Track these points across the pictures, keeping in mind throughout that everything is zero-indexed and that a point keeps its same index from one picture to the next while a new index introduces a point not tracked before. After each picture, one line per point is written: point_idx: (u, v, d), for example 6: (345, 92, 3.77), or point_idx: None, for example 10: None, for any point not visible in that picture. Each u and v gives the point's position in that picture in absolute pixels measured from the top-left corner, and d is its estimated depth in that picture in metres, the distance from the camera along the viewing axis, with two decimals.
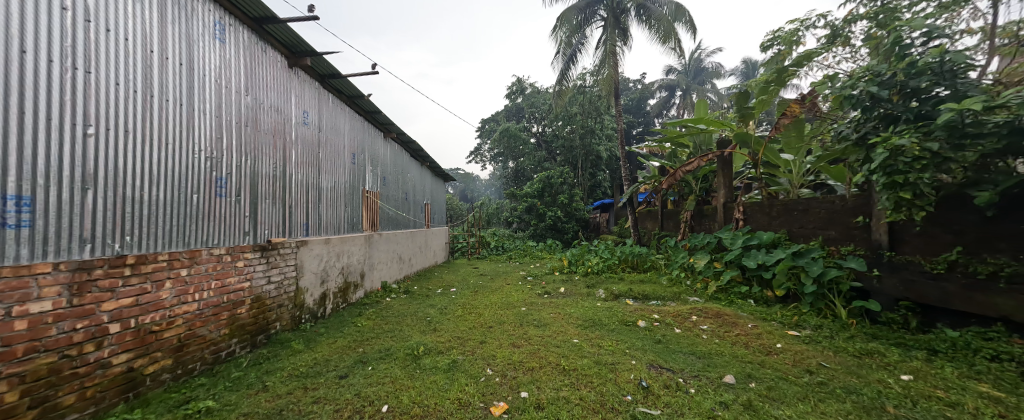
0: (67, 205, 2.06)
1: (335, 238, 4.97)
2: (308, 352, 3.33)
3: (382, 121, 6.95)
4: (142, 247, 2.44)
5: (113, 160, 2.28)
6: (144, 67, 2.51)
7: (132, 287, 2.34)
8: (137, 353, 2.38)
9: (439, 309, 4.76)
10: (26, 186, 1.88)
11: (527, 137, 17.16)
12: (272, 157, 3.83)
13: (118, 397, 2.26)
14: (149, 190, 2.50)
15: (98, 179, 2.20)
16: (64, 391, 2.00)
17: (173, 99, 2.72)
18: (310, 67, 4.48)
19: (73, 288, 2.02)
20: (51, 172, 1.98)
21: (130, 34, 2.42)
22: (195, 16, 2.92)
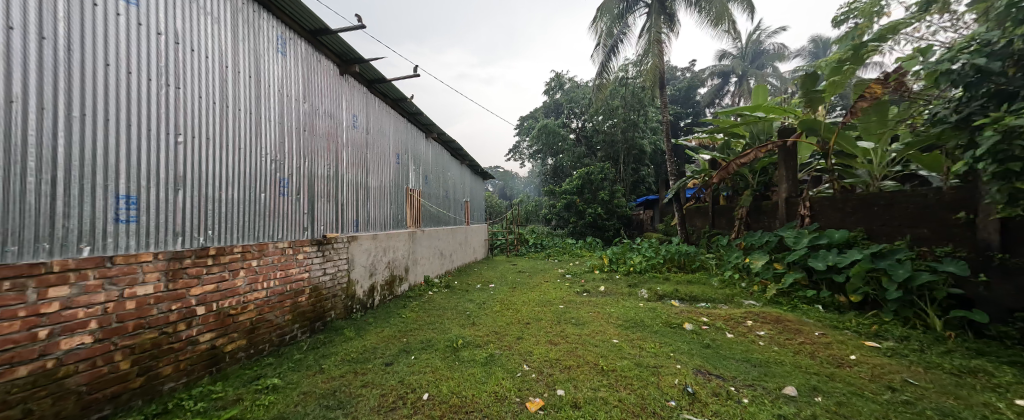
0: (164, 204, 2.31)
1: (383, 234, 5.21)
2: (359, 339, 3.51)
3: (424, 121, 7.18)
4: (222, 240, 2.70)
5: (196, 166, 2.53)
6: (221, 81, 2.75)
7: (214, 274, 2.60)
8: (219, 332, 2.63)
9: (478, 304, 4.83)
10: (132, 190, 2.13)
11: (566, 133, 16.89)
12: (326, 159, 4.08)
13: (204, 370, 2.52)
14: (225, 191, 2.75)
15: (185, 181, 2.44)
16: (162, 363, 2.26)
17: (245, 108, 2.97)
18: (358, 74, 4.72)
19: (168, 274, 2.28)
20: (153, 177, 2.24)
21: (209, 51, 2.67)
22: (260, 32, 3.17)
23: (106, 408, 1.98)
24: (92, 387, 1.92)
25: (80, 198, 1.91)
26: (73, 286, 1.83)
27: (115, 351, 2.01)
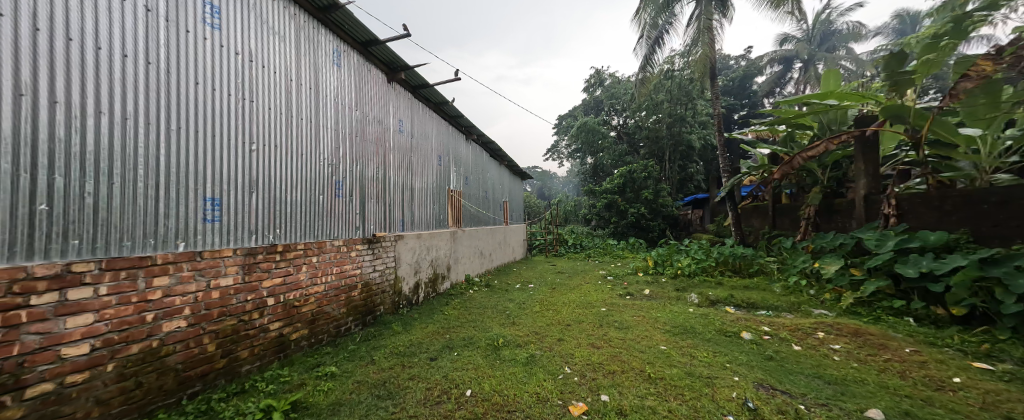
0: (241, 205, 2.58)
1: (427, 233, 5.38)
2: (405, 333, 3.64)
3: (464, 123, 7.31)
4: (288, 238, 2.95)
5: (266, 171, 2.78)
6: (286, 93, 3.00)
7: (281, 269, 2.84)
8: (286, 322, 2.87)
9: (518, 304, 4.81)
10: (215, 193, 2.40)
11: (606, 130, 16.43)
12: (376, 162, 4.30)
13: (273, 356, 2.76)
14: (291, 194, 3.00)
15: (257, 184, 2.70)
16: (240, 347, 2.51)
17: (307, 117, 3.21)
18: (403, 80, 4.90)
19: (245, 268, 2.53)
20: (231, 182, 2.50)
21: (275, 66, 2.92)
22: (319, 46, 3.40)
23: (197, 385, 2.24)
24: (186, 365, 2.18)
25: (177, 201, 2.18)
26: (172, 276, 2.11)
27: (202, 335, 2.27)
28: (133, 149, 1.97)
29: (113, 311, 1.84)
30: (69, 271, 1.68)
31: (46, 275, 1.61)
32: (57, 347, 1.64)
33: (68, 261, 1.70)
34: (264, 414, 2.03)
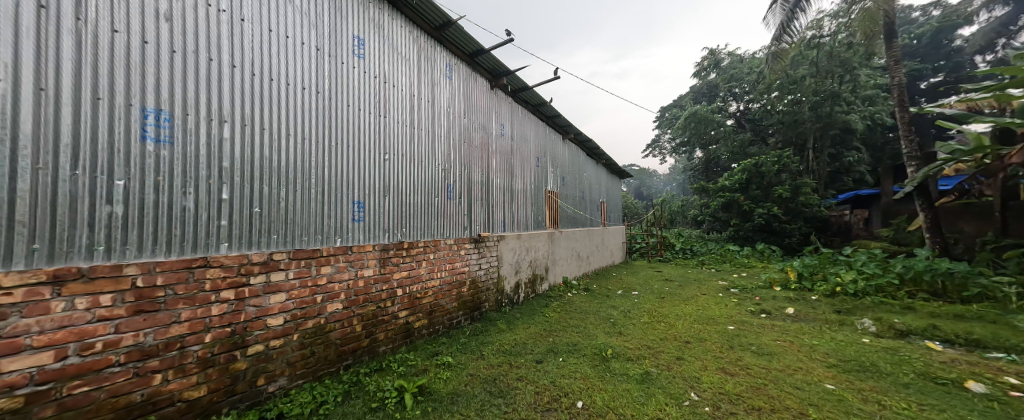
0: (379, 207, 3.04)
1: (527, 234, 5.51)
2: (509, 332, 3.72)
3: (562, 123, 7.21)
4: (412, 236, 3.40)
5: (396, 176, 3.24)
6: (411, 108, 3.45)
7: (408, 263, 3.29)
8: (411, 311, 3.32)
9: (623, 312, 4.48)
10: (362, 197, 2.88)
11: (723, 119, 14.44)
12: (482, 165, 4.61)
13: (403, 340, 3.21)
14: (413, 196, 3.44)
15: (391, 189, 3.16)
16: (378, 330, 2.98)
17: (426, 127, 3.64)
18: (506, 86, 5.06)
19: (382, 262, 3.00)
20: (373, 187, 2.97)
21: (403, 85, 3.37)
22: (436, 63, 3.82)
23: (349, 359, 2.72)
24: (342, 341, 2.67)
25: (337, 204, 2.67)
26: (333, 265, 2.60)
27: (352, 316, 2.75)
28: (309, 161, 2.48)
29: (297, 292, 2.36)
30: (270, 259, 2.21)
31: (257, 261, 2.14)
32: (264, 317, 2.18)
33: (269, 249, 2.22)
34: (396, 394, 2.29)
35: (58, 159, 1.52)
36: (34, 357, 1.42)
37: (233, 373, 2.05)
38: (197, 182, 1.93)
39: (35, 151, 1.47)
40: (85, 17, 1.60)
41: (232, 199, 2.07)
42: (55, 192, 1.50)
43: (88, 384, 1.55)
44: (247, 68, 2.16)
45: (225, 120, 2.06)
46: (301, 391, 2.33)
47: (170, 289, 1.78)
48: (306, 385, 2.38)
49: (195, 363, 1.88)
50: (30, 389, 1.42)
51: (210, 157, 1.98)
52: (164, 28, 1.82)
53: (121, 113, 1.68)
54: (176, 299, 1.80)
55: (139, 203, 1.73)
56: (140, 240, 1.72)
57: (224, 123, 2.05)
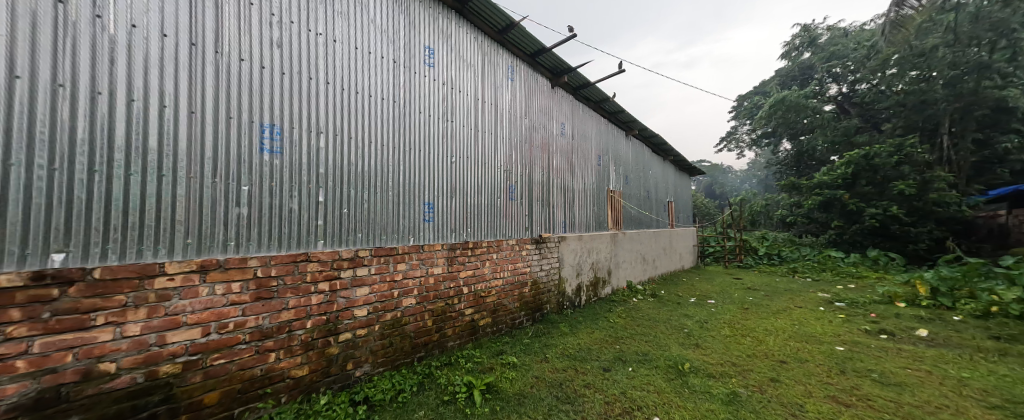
0: (445, 208, 3.38)
1: (588, 236, 5.48)
2: (572, 336, 3.63)
3: (626, 119, 6.92)
4: (476, 236, 3.67)
5: (460, 177, 3.56)
6: (474, 112, 3.76)
7: (472, 262, 3.58)
8: (475, 308, 3.59)
9: (699, 322, 4.07)
10: (430, 198, 3.23)
11: (822, 104, 12.59)
12: (542, 166, 4.71)
13: (468, 337, 3.52)
14: (476, 198, 3.71)
15: (455, 191, 3.49)
16: (446, 326, 3.31)
17: (488, 130, 3.91)
18: (566, 83, 5.12)
19: (449, 259, 3.34)
20: (439, 189, 3.33)
21: (467, 91, 3.70)
22: (497, 67, 4.10)
23: (422, 351, 3.09)
24: (416, 334, 3.05)
25: (408, 204, 3.05)
26: (405, 262, 2.97)
27: (424, 311, 3.12)
28: (384, 165, 2.88)
29: (377, 287, 2.76)
30: (356, 256, 2.63)
31: (345, 257, 2.56)
32: (352, 308, 2.60)
33: (353, 247, 2.63)
34: (466, 389, 2.43)
35: (204, 169, 1.98)
36: (188, 332, 1.87)
37: (327, 357, 2.48)
38: (301, 187, 2.37)
39: (189, 163, 1.93)
40: (222, 50, 2.07)
41: (324, 200, 2.49)
42: (202, 196, 1.97)
43: (225, 356, 2.02)
44: (340, 85, 2.60)
45: (321, 132, 2.49)
46: (382, 377, 2.73)
47: (280, 281, 2.24)
48: (386, 372, 2.78)
49: (299, 346, 2.34)
50: (188, 357, 1.89)
51: (309, 162, 2.41)
52: (276, 55, 2.28)
53: (247, 128, 2.15)
54: (286, 288, 2.27)
55: (257, 205, 2.18)
56: (259, 235, 2.17)
57: (320, 135, 2.48)
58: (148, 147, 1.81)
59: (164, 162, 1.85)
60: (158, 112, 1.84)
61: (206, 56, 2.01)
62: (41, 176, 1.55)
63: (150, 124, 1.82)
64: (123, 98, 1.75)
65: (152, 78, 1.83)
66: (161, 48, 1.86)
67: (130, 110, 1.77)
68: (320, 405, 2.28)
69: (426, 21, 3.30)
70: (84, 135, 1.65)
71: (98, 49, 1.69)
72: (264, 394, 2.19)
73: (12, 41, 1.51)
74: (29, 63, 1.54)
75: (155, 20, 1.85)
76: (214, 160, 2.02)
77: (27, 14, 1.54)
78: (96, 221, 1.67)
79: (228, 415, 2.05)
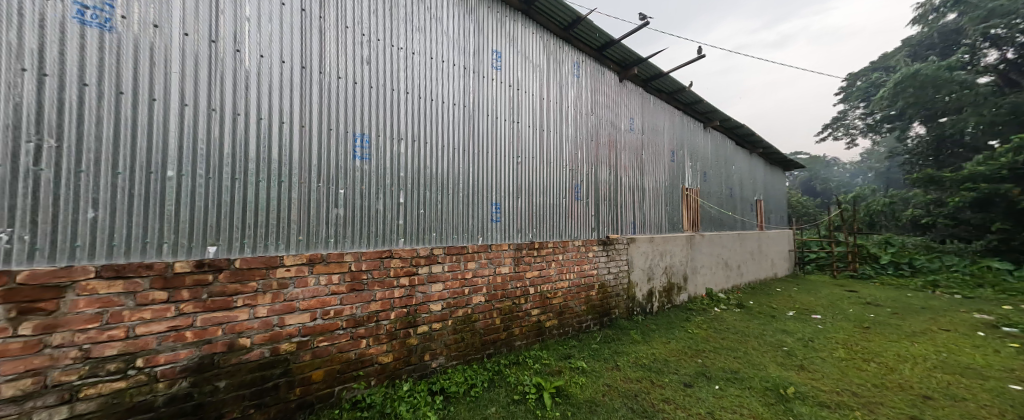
0: (512, 208, 3.42)
1: (659, 238, 5.16)
2: (644, 345, 3.57)
3: (704, 109, 6.43)
4: (542, 237, 3.64)
5: (527, 177, 3.57)
6: (540, 110, 3.75)
7: (539, 263, 3.55)
8: (542, 309, 3.55)
9: (802, 342, 3.61)
10: (498, 198, 3.30)
11: (971, 76, 10.32)
12: (609, 164, 4.52)
13: (535, 337, 3.50)
14: (542, 198, 3.69)
15: (522, 191, 3.51)
16: (513, 325, 3.32)
17: (554, 128, 3.88)
18: (637, 75, 4.93)
19: (517, 260, 3.36)
20: (506, 190, 3.38)
21: (533, 90, 3.70)
22: (563, 64, 4.05)
23: (491, 349, 3.15)
24: (485, 331, 3.12)
25: (478, 205, 3.14)
26: (476, 261, 3.06)
27: (493, 309, 3.17)
28: (456, 167, 3.02)
29: (451, 283, 2.90)
30: (431, 253, 2.78)
31: (422, 254, 2.73)
32: (428, 302, 2.76)
33: (429, 245, 2.79)
34: (537, 390, 2.48)
35: (311, 176, 2.25)
36: (301, 316, 2.17)
37: (408, 347, 2.66)
38: (386, 189, 2.58)
39: (300, 170, 2.21)
40: (326, 70, 2.33)
41: (405, 202, 2.68)
42: (309, 198, 2.24)
43: (327, 339, 2.28)
44: (416, 93, 2.80)
45: (402, 138, 2.69)
46: (455, 370, 2.83)
47: (369, 274, 2.46)
48: (458, 366, 2.89)
49: (385, 335, 2.54)
50: (300, 338, 2.17)
51: (391, 167, 2.62)
52: (365, 69, 2.52)
53: (342, 138, 2.39)
54: (374, 281, 2.48)
55: (351, 206, 2.41)
56: (353, 235, 2.41)
57: (401, 141, 2.68)
58: (270, 157, 2.11)
59: (281, 170, 2.15)
60: (279, 128, 2.15)
61: (312, 76, 2.28)
62: (201, 184, 1.89)
63: (274, 137, 2.13)
64: (255, 118, 2.07)
65: (275, 99, 2.14)
66: (280, 72, 2.16)
67: (258, 127, 2.08)
68: (404, 390, 2.45)
69: (493, 25, 3.38)
70: (229, 149, 1.98)
71: (238, 79, 2.02)
72: (358, 376, 2.42)
73: (183, 78, 1.86)
74: (193, 94, 1.89)
75: (275, 49, 2.15)
76: (317, 167, 2.28)
77: (190, 55, 1.88)
78: (235, 220, 1.99)
79: (330, 392, 2.30)
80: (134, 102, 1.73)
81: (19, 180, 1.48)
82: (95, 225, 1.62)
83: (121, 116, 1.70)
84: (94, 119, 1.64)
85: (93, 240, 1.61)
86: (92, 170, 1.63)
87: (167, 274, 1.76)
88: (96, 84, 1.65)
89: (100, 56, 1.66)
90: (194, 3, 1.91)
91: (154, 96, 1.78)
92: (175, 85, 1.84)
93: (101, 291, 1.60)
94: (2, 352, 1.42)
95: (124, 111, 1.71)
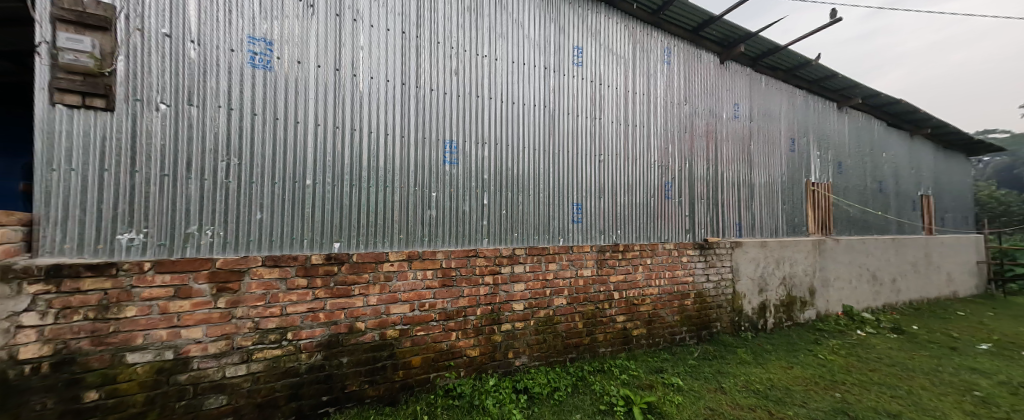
0: (594, 208, 3.33)
1: (774, 242, 4.44)
2: (758, 367, 3.24)
3: (835, 86, 5.41)
4: (628, 239, 3.47)
5: (610, 176, 3.45)
6: (624, 103, 3.59)
7: (623, 267, 3.39)
8: (628, 317, 3.38)
9: (1000, 384, 3.00)
10: (578, 199, 3.26)
11: None
12: (706, 158, 4.08)
13: (621, 346, 3.34)
14: (628, 198, 3.52)
15: (604, 190, 3.40)
16: (597, 330, 3.23)
17: (640, 122, 3.67)
18: (742, 54, 4.42)
19: (599, 263, 3.26)
20: (588, 189, 3.31)
21: (616, 84, 3.57)
22: (651, 51, 3.81)
23: (573, 353, 3.12)
24: (567, 334, 3.09)
25: (558, 206, 3.16)
26: (557, 263, 3.08)
27: (575, 313, 3.14)
28: (537, 168, 3.09)
29: (532, 284, 2.96)
30: (513, 253, 2.89)
31: (504, 254, 2.86)
32: (511, 301, 2.87)
33: (511, 245, 2.91)
34: (625, 403, 2.42)
35: (408, 181, 2.56)
36: (403, 306, 2.48)
37: (493, 343, 2.80)
38: (471, 191, 2.78)
39: (400, 176, 2.54)
40: (421, 85, 2.65)
41: (489, 204, 2.85)
42: (407, 200, 2.55)
43: (423, 329, 2.55)
44: (499, 98, 2.97)
45: (485, 143, 2.88)
46: (538, 370, 2.88)
47: (458, 271, 2.68)
48: (541, 367, 2.93)
49: (472, 329, 2.72)
50: (402, 326, 2.48)
51: (476, 169, 2.82)
52: (454, 80, 2.78)
53: (434, 145, 2.67)
54: (462, 278, 2.69)
55: (442, 207, 2.67)
56: (443, 235, 2.66)
57: (484, 145, 2.87)
58: (378, 166, 2.47)
59: (386, 176, 2.49)
60: (385, 140, 2.51)
61: (410, 92, 2.61)
62: (329, 190, 2.32)
63: (381, 147, 2.49)
64: (367, 132, 2.45)
65: (383, 115, 2.51)
66: (386, 91, 2.53)
67: (369, 140, 2.46)
68: (490, 385, 2.59)
69: (574, 22, 3.37)
70: (348, 160, 2.38)
71: (356, 101, 2.43)
72: (449, 366, 2.64)
73: (318, 103, 2.32)
74: (324, 116, 2.33)
75: (382, 72, 2.52)
76: (414, 172, 2.59)
77: (322, 83, 2.33)
78: (352, 220, 2.37)
79: (426, 378, 2.56)
80: (285, 125, 2.22)
81: (217, 189, 2.03)
82: (261, 224, 2.12)
83: (278, 137, 2.20)
84: (260, 141, 2.15)
85: (261, 236, 2.11)
86: (259, 181, 2.13)
87: (307, 264, 2.20)
88: (262, 114, 2.16)
89: (265, 93, 2.18)
90: (326, 42, 2.36)
91: (299, 119, 2.26)
92: (313, 110, 2.30)
93: (266, 276, 2.09)
94: (209, 319, 1.94)
95: (279, 133, 2.20)
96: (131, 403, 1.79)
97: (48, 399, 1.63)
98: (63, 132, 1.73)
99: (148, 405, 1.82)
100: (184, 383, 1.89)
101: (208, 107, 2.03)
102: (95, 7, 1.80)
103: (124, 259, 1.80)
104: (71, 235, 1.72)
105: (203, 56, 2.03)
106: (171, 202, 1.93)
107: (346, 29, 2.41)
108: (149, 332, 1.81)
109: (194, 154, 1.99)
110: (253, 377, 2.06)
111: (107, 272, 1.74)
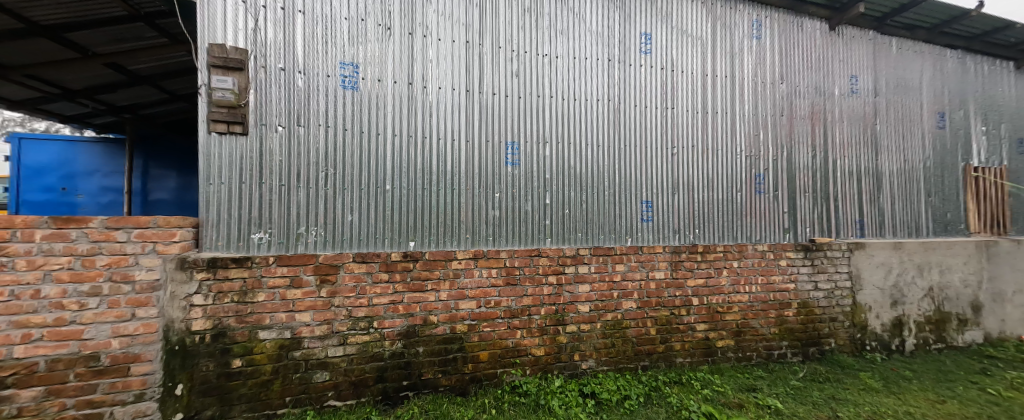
0: (667, 206, 3.08)
1: (914, 243, 3.56)
2: (890, 396, 2.64)
3: (1010, 39, 4.13)
4: (709, 239, 3.13)
5: (686, 170, 3.15)
6: (702, 89, 3.25)
7: (703, 270, 3.06)
8: (710, 325, 3.04)
9: None
10: (648, 196, 3.04)
11: None
12: (810, 144, 3.47)
13: (703, 357, 3.03)
14: (708, 193, 3.18)
15: (679, 186, 3.12)
16: (673, 339, 2.97)
17: (722, 109, 3.28)
18: (861, 16, 3.64)
19: (674, 266, 3.00)
20: (659, 186, 3.08)
21: (692, 69, 3.25)
22: (736, 27, 3.38)
23: (645, 360, 2.92)
24: (639, 340, 2.91)
25: (625, 204, 2.99)
26: (626, 264, 2.92)
27: (647, 318, 2.94)
28: (602, 165, 2.97)
29: (599, 286, 2.85)
30: (578, 253, 2.83)
31: (568, 255, 2.81)
32: (576, 302, 2.81)
33: (575, 246, 2.85)
34: None
35: (472, 183, 2.68)
36: (471, 302, 2.60)
37: (558, 344, 2.77)
38: (533, 191, 2.80)
39: (465, 179, 2.67)
40: (485, 90, 2.75)
41: (551, 203, 2.83)
42: (471, 201, 2.67)
43: (490, 325, 2.64)
44: (561, 96, 2.93)
45: (546, 142, 2.86)
46: (606, 376, 2.77)
47: (521, 270, 2.71)
48: (609, 372, 2.80)
49: (536, 328, 2.73)
50: (470, 321, 2.60)
51: (538, 169, 2.83)
52: (516, 83, 2.83)
53: (497, 147, 2.75)
54: (526, 277, 2.72)
55: (505, 208, 2.74)
56: (506, 234, 2.72)
57: (546, 144, 2.86)
58: (445, 170, 2.64)
59: (453, 179, 2.65)
60: (452, 145, 2.66)
61: (474, 98, 2.73)
62: (404, 194, 2.55)
63: (448, 152, 2.65)
64: (436, 139, 2.63)
65: (450, 121, 2.67)
66: (452, 99, 2.68)
67: (438, 145, 2.64)
68: (555, 386, 2.57)
69: (642, 7, 3.15)
70: (420, 165, 2.59)
71: (426, 110, 2.63)
72: (515, 364, 2.69)
73: (395, 115, 2.56)
74: (400, 126, 2.57)
75: (449, 81, 2.68)
76: (478, 175, 2.70)
77: (398, 97, 2.58)
78: (423, 221, 2.57)
79: (494, 372, 2.65)
80: (369, 137, 2.50)
81: (318, 195, 2.38)
82: (352, 225, 2.42)
83: (364, 148, 2.48)
84: (350, 152, 2.45)
85: (351, 235, 2.42)
86: (349, 187, 2.44)
87: (388, 260, 2.45)
88: (350, 128, 2.47)
89: (352, 110, 2.48)
90: (401, 59, 2.60)
91: (380, 131, 2.52)
92: (390, 121, 2.55)
93: (356, 270, 2.38)
94: (315, 306, 2.28)
95: (364, 144, 2.49)
96: (262, 372, 2.20)
97: (210, 362, 2.10)
98: (216, 153, 2.20)
99: (274, 375, 2.22)
100: (298, 359, 2.26)
101: (311, 125, 2.40)
102: (234, 52, 2.26)
103: (257, 254, 2.23)
104: (222, 234, 2.19)
105: (308, 83, 2.40)
106: (285, 207, 2.32)
107: (417, 45, 2.63)
108: (273, 315, 2.20)
109: (302, 166, 2.37)
110: (348, 358, 2.36)
111: (245, 264, 2.17)
